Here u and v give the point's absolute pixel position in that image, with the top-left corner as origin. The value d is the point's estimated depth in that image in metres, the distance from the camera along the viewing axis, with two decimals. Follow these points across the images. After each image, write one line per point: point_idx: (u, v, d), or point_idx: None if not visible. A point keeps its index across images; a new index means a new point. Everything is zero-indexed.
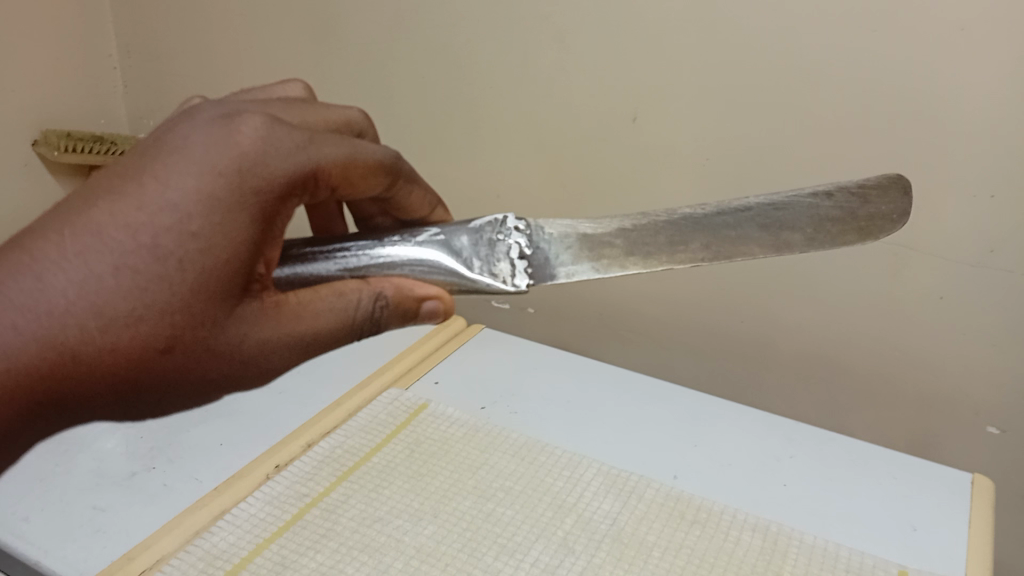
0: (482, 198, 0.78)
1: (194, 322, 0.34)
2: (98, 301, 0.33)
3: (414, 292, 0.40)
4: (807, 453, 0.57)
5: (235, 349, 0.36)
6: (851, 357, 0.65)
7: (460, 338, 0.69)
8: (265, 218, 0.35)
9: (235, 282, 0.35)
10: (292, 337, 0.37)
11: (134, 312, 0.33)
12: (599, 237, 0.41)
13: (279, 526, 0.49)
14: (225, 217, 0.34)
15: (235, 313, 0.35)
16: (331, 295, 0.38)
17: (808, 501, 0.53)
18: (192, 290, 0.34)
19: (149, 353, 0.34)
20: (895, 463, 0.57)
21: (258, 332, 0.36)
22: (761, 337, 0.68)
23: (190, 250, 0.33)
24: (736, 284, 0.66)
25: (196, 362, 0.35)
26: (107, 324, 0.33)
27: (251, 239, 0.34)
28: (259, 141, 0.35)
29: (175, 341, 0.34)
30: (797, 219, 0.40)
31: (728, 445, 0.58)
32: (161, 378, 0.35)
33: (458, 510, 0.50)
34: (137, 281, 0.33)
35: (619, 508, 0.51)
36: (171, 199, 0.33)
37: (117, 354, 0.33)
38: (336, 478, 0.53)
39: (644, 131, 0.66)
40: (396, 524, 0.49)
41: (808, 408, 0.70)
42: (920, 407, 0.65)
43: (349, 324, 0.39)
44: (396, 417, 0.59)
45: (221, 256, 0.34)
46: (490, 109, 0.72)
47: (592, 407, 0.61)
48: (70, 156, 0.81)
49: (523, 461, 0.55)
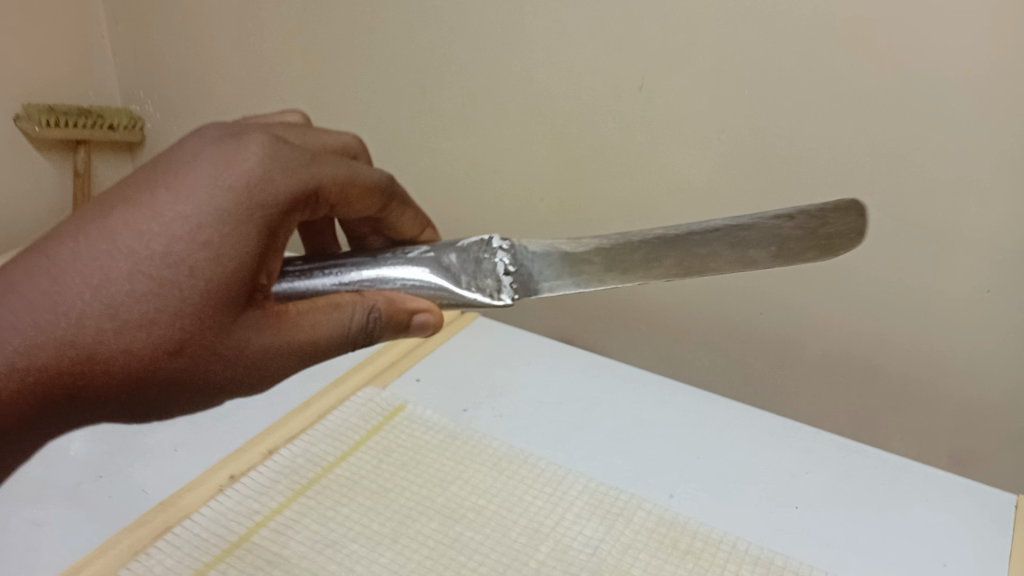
0: (484, 176, 0.71)
1: (202, 326, 0.33)
2: (113, 303, 0.31)
3: (406, 304, 0.37)
4: (826, 470, 0.51)
5: (239, 355, 0.34)
6: (886, 360, 0.59)
7: (452, 328, 0.64)
8: (271, 230, 0.34)
9: (242, 284, 0.33)
10: (294, 345, 0.35)
11: (146, 315, 0.32)
12: (578, 253, 0.37)
13: (225, 548, 0.44)
14: (233, 229, 0.33)
15: (240, 317, 0.34)
16: (328, 306, 0.36)
17: (823, 529, 0.46)
18: (203, 293, 0.32)
19: (159, 355, 0.32)
20: (927, 484, 0.50)
21: (263, 335, 0.34)
22: (785, 336, 0.62)
23: (200, 260, 0.32)
24: (757, 279, 0.60)
25: (202, 365, 0.34)
26: (121, 326, 0.32)
27: (257, 251, 0.33)
28: (263, 157, 0.34)
29: (184, 343, 0.33)
30: (765, 234, 0.36)
31: (736, 460, 0.51)
32: (170, 380, 0.34)
33: (421, 534, 0.45)
34: (150, 286, 0.32)
35: (602, 534, 0.45)
36: (183, 209, 0.32)
37: (127, 355, 0.32)
38: (293, 493, 0.48)
39: (651, 103, 0.59)
40: (351, 549, 0.44)
41: (840, 408, 0.63)
42: (962, 416, 0.59)
43: (349, 335, 0.36)
44: (368, 422, 0.53)
45: (231, 267, 0.33)
46: (487, 82, 0.66)
47: (587, 413, 0.55)
48: (54, 131, 0.77)
49: (500, 475, 0.49)
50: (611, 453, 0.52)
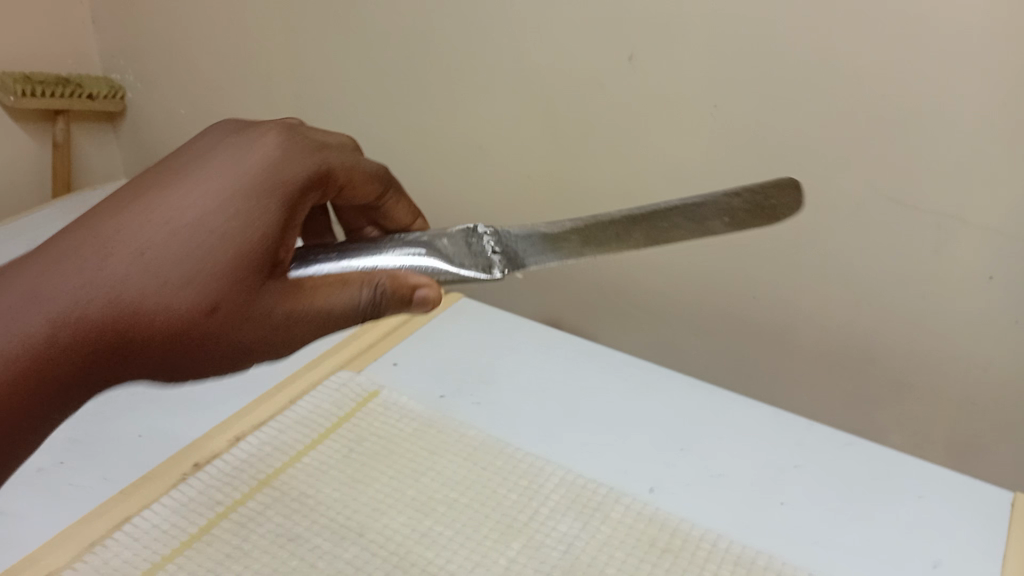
0: (469, 152, 0.69)
1: (236, 288, 0.33)
2: (154, 266, 0.32)
3: (408, 280, 0.36)
4: (816, 463, 0.49)
5: (260, 325, 0.34)
6: (883, 342, 0.58)
7: (432, 310, 0.62)
8: (292, 205, 0.35)
9: (267, 253, 0.34)
10: (316, 313, 0.35)
11: (185, 277, 0.32)
12: (557, 233, 0.39)
13: (185, 539, 0.42)
14: (261, 203, 0.34)
15: (263, 285, 0.34)
16: (336, 283, 0.36)
17: (812, 527, 0.44)
18: (234, 257, 0.33)
19: (195, 316, 0.32)
20: (923, 479, 0.47)
21: (286, 303, 0.34)
22: (782, 327, 0.62)
23: (233, 227, 0.33)
24: (750, 266, 0.61)
25: (232, 330, 0.33)
26: (161, 287, 0.31)
27: (282, 223, 0.34)
28: (280, 145, 0.36)
29: (218, 306, 0.32)
30: (715, 205, 0.41)
31: (723, 451, 0.49)
32: (202, 345, 0.33)
33: (388, 529, 0.43)
34: (190, 249, 0.32)
35: (578, 531, 0.43)
36: (217, 185, 0.34)
37: (159, 320, 0.32)
38: (258, 483, 0.46)
39: (643, 75, 0.57)
40: (314, 544, 0.42)
41: (837, 389, 0.63)
42: (959, 405, 0.58)
43: (363, 310, 0.36)
44: (341, 409, 0.51)
45: (261, 235, 0.34)
46: (473, 52, 0.63)
47: (569, 400, 0.53)
48: (32, 101, 0.75)
49: (475, 466, 0.47)
50: (593, 442, 0.50)
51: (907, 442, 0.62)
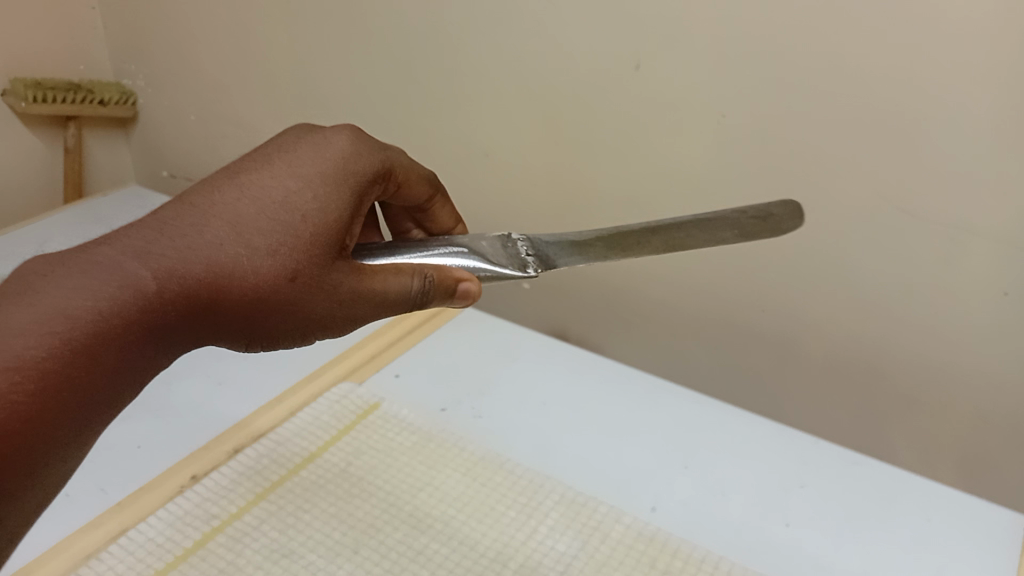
0: (475, 161, 0.68)
1: (312, 262, 0.34)
2: (242, 237, 0.33)
3: (453, 272, 0.38)
4: (821, 482, 0.48)
5: (330, 298, 0.35)
6: (893, 354, 0.58)
7: (438, 320, 0.61)
8: (359, 196, 0.37)
9: (339, 234, 0.35)
10: (376, 295, 0.36)
11: (270, 248, 0.33)
12: (583, 238, 0.41)
13: (179, 553, 0.42)
14: (334, 190, 0.36)
15: (336, 262, 0.35)
16: (389, 271, 0.36)
17: (814, 548, 0.43)
18: (314, 235, 0.34)
19: (276, 284, 0.33)
20: (930, 501, 0.46)
21: (352, 281, 0.35)
22: (789, 336, 0.61)
23: (311, 209, 0.34)
24: (758, 275, 0.60)
25: (306, 303, 0.34)
26: (247, 256, 0.33)
27: (351, 211, 0.36)
28: (350, 141, 0.38)
29: (296, 277, 0.34)
30: (723, 224, 0.43)
31: (726, 466, 0.49)
32: (276, 315, 0.34)
33: (382, 546, 0.43)
34: (275, 224, 0.34)
35: (576, 551, 0.42)
36: (298, 172, 0.35)
37: (245, 286, 0.32)
38: (255, 497, 0.46)
39: (648, 81, 0.56)
40: (308, 561, 0.42)
41: (846, 403, 0.62)
42: (970, 419, 0.58)
43: (414, 299, 0.37)
44: (340, 421, 0.51)
45: (335, 218, 0.35)
46: (477, 57, 0.63)
47: (571, 413, 0.53)
48: (41, 107, 0.75)
49: (473, 482, 0.47)
50: (594, 455, 0.49)
51: (918, 460, 0.61)
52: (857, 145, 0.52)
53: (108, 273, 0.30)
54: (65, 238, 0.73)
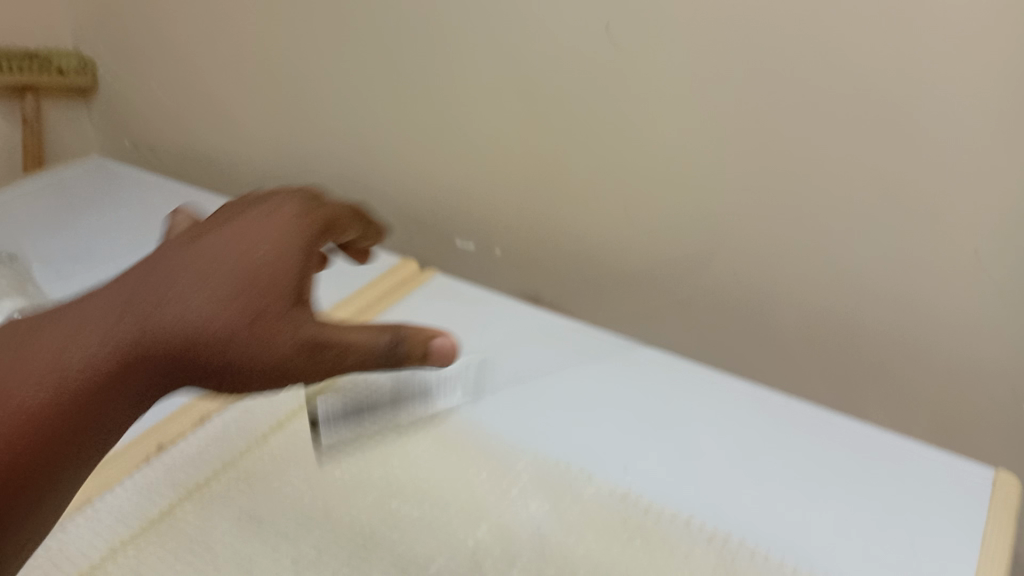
0: (458, 136, 0.68)
1: (264, 309, 0.33)
2: (197, 288, 0.32)
3: (421, 331, 0.36)
4: (794, 442, 0.48)
5: (291, 344, 0.33)
6: (871, 315, 0.58)
7: (408, 288, 0.60)
8: (306, 249, 0.37)
9: (290, 283, 0.34)
10: (343, 344, 0.34)
11: (222, 298, 0.32)
12: None
13: (144, 522, 0.41)
14: (282, 243, 0.35)
15: (290, 310, 0.34)
16: (356, 328, 0.35)
17: (787, 507, 0.43)
18: (263, 282, 0.33)
19: (232, 333, 0.32)
20: (905, 460, 0.46)
21: (310, 328, 0.34)
22: (767, 305, 0.62)
23: (260, 260, 0.34)
24: (736, 245, 0.60)
25: (267, 351, 0.33)
26: (203, 306, 0.32)
27: (301, 263, 0.36)
28: (290, 202, 0.39)
29: (252, 324, 0.32)
30: None
31: (701, 431, 0.48)
32: (239, 368, 0.33)
33: (353, 513, 0.42)
34: (226, 274, 0.33)
35: (547, 512, 0.42)
36: (246, 231, 0.35)
37: (202, 339, 0.32)
38: (221, 467, 0.45)
39: (624, 53, 0.57)
40: (277, 527, 0.41)
41: (825, 367, 0.63)
42: (944, 387, 0.58)
43: (385, 354, 0.35)
44: (309, 390, 0.50)
45: (283, 267, 0.34)
46: (458, 38, 0.63)
47: (546, 380, 0.52)
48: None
49: (444, 447, 0.46)
50: (568, 421, 0.49)
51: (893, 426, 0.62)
52: None
53: (68, 338, 0.30)
54: (27, 212, 0.71)
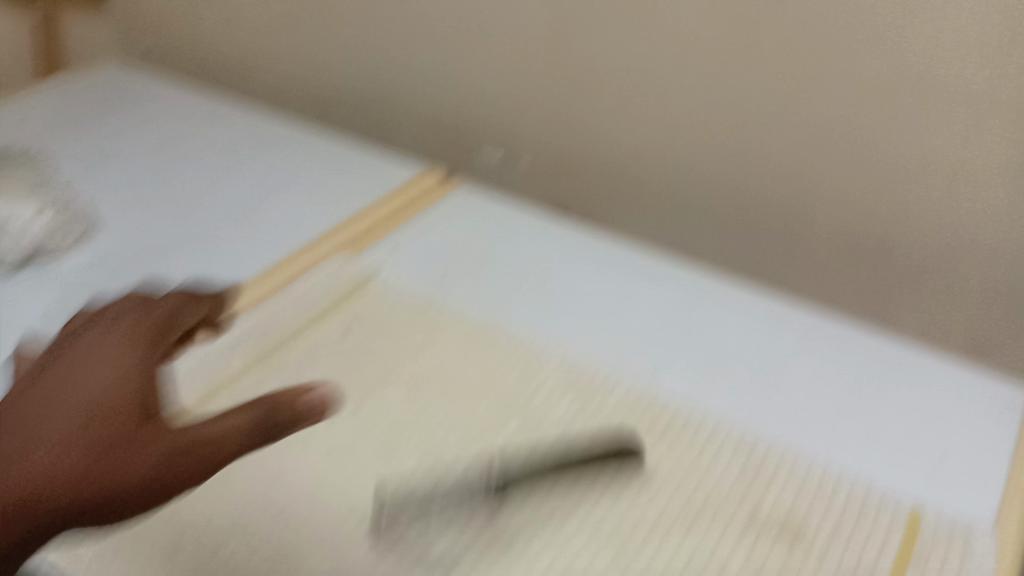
0: (484, 34, 0.67)
1: (106, 437, 0.30)
2: (32, 445, 0.30)
3: (290, 399, 0.32)
4: (821, 356, 0.48)
5: (145, 463, 0.30)
6: (905, 221, 0.58)
7: (433, 197, 0.60)
8: (148, 363, 0.34)
9: (134, 402, 0.31)
10: (203, 441, 0.31)
11: (61, 442, 0.30)
12: None
13: (178, 409, 0.42)
14: (116, 366, 0.33)
15: (138, 430, 0.31)
16: (214, 420, 0.32)
17: (812, 416, 0.44)
18: (100, 408, 0.31)
19: (76, 481, 0.29)
20: (929, 376, 0.47)
21: (169, 437, 0.31)
22: (796, 211, 0.62)
23: (92, 390, 0.32)
24: (772, 148, 0.60)
25: (123, 477, 0.30)
26: (42, 456, 0.30)
27: (143, 375, 0.33)
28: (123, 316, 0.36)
29: (100, 456, 0.30)
30: None
31: (727, 341, 0.49)
32: (107, 504, 0.30)
33: (384, 407, 0.43)
34: (63, 428, 0.30)
35: (577, 412, 0.43)
36: (77, 364, 0.33)
37: (45, 493, 0.29)
38: (254, 360, 0.45)
39: None
40: (310, 419, 0.42)
41: (851, 286, 0.63)
42: (973, 295, 0.58)
43: (247, 439, 0.32)
44: (337, 287, 0.50)
45: (123, 391, 0.32)
46: None
47: (573, 288, 0.52)
48: None
49: (472, 347, 0.47)
50: (595, 328, 0.49)
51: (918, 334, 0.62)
52: (887, 20, 0.52)
53: None
54: (51, 114, 0.71)
